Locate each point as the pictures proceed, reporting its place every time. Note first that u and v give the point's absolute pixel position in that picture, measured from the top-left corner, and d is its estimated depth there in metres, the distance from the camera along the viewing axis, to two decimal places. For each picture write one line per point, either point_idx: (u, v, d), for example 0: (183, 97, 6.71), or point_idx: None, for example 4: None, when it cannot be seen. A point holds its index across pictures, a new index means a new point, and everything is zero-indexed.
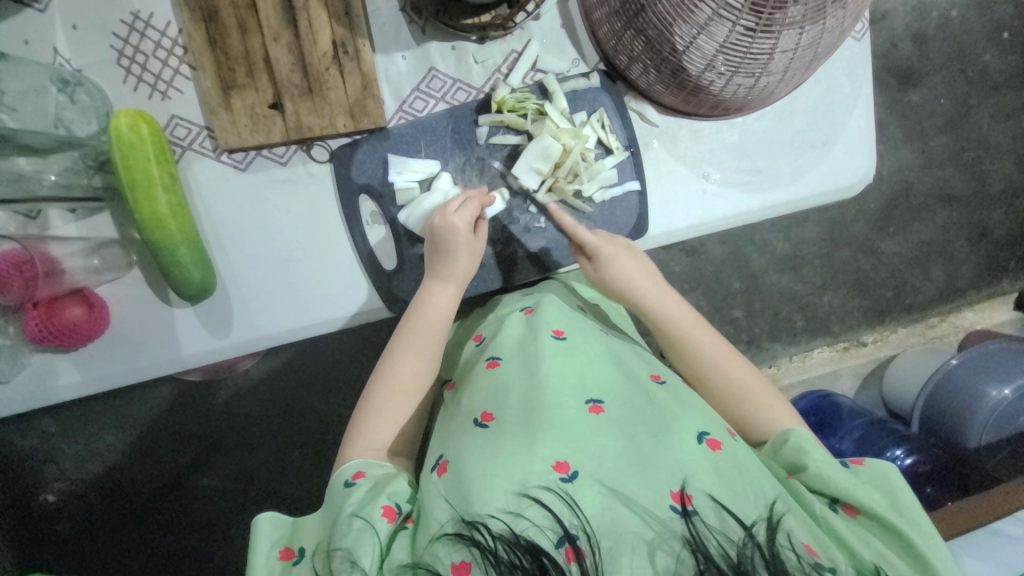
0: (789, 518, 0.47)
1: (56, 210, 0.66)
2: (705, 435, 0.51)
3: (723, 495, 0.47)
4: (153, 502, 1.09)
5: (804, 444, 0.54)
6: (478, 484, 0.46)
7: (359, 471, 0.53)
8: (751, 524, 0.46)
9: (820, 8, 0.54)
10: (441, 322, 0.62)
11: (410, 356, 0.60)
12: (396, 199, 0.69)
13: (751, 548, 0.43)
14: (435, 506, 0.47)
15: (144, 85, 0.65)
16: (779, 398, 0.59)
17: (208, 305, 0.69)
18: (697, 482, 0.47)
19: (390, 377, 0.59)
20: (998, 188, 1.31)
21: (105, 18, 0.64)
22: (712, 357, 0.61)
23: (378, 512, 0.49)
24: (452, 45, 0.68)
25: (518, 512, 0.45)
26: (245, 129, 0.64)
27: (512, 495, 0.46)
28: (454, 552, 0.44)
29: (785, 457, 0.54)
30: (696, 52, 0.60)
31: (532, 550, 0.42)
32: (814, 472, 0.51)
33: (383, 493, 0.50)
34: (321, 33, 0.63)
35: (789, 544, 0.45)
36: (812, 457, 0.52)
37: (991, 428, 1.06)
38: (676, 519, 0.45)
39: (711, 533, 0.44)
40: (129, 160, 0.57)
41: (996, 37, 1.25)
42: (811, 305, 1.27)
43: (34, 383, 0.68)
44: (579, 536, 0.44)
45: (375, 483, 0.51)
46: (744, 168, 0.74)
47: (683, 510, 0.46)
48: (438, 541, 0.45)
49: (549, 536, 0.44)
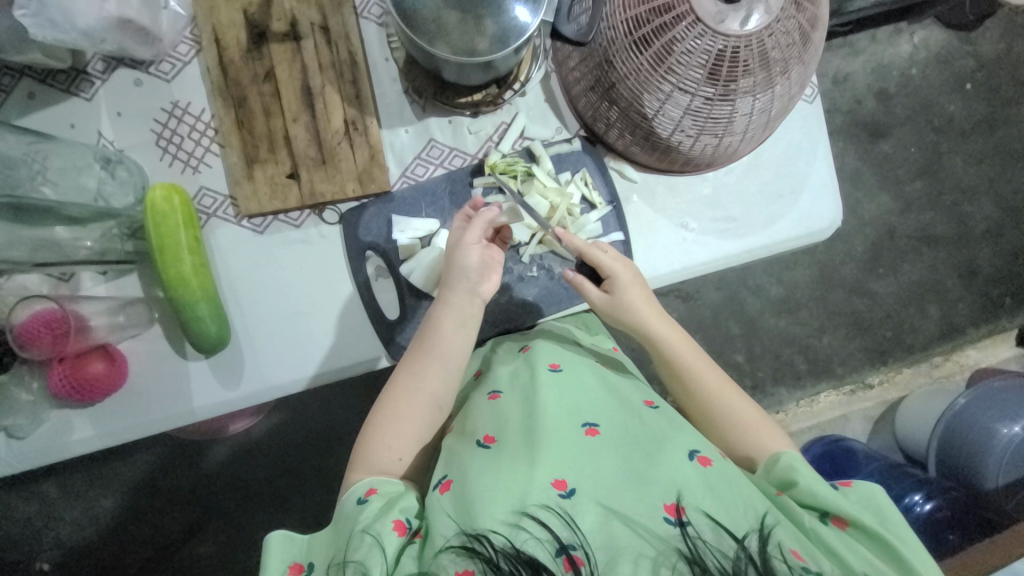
0: (778, 528, 0.49)
1: (88, 273, 0.72)
2: (697, 452, 0.54)
3: (715, 509, 0.49)
4: (147, 569, 1.07)
5: (795, 462, 0.56)
6: (480, 501, 0.48)
7: (372, 488, 0.54)
8: (743, 536, 0.48)
9: (767, 78, 0.64)
10: (452, 353, 0.62)
11: (426, 374, 0.61)
12: (399, 254, 0.75)
13: (744, 559, 0.46)
14: (440, 521, 0.49)
15: (177, 161, 0.73)
16: (777, 428, 0.62)
17: (220, 358, 0.73)
18: (693, 499, 0.49)
19: (402, 397, 0.60)
20: (981, 229, 1.37)
21: (147, 106, 0.73)
22: (698, 379, 0.64)
23: (389, 527, 0.49)
24: (449, 119, 0.77)
25: (517, 525, 0.47)
26: (265, 196, 0.72)
27: (512, 511, 0.48)
28: (458, 562, 0.46)
29: (776, 474, 0.56)
30: (664, 117, 0.68)
31: (531, 563, 0.45)
32: (804, 487, 0.53)
33: (394, 509, 0.51)
34: (335, 113, 0.73)
35: (779, 554, 0.47)
36: (801, 474, 0.54)
37: (1006, 469, 1.06)
38: (671, 532, 0.47)
39: (705, 546, 0.47)
40: (161, 227, 0.64)
41: (957, 91, 1.37)
42: (811, 347, 1.30)
43: (50, 438, 0.70)
44: (575, 547, 0.46)
45: (387, 500, 0.52)
46: (720, 217, 0.80)
47: (677, 521, 0.48)
48: (442, 553, 0.47)
49: (547, 548, 0.46)
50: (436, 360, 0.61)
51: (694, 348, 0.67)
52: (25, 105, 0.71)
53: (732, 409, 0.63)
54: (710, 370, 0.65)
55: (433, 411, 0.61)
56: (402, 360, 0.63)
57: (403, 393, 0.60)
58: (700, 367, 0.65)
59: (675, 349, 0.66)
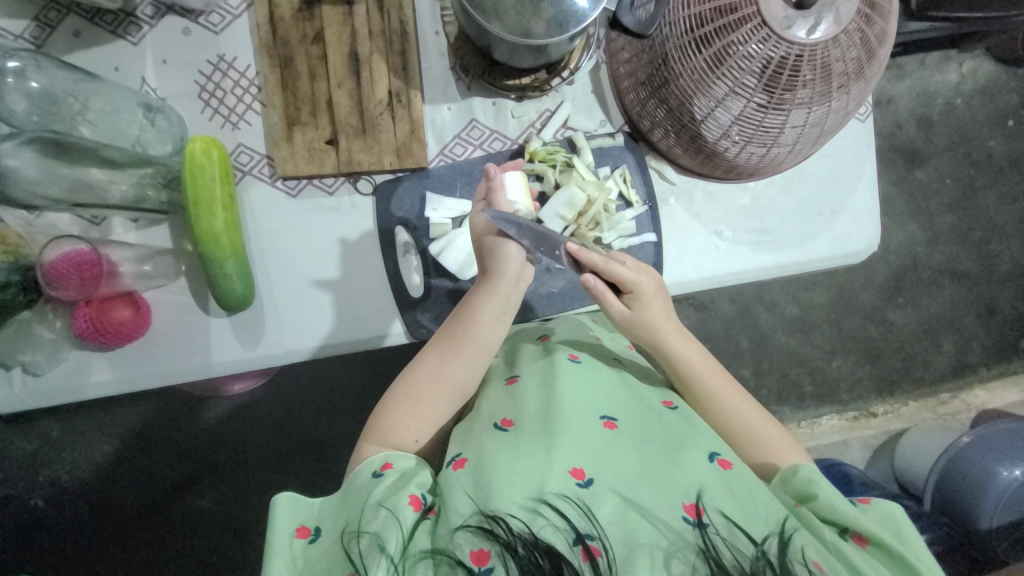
0: (799, 536, 0.49)
1: (120, 220, 0.72)
2: (716, 454, 0.53)
3: (733, 511, 0.49)
4: (142, 516, 1.09)
5: (813, 475, 0.55)
6: (498, 481, 0.48)
7: (387, 462, 0.54)
8: (762, 540, 0.47)
9: (826, 92, 0.62)
10: (486, 340, 0.61)
11: (450, 359, 0.60)
12: (429, 232, 0.75)
13: (763, 561, 0.45)
14: (457, 500, 0.49)
15: (218, 116, 0.73)
16: (792, 440, 0.62)
17: (242, 316, 0.73)
18: (711, 498, 0.49)
19: (423, 380, 0.60)
20: (1006, 269, 1.35)
21: (193, 57, 0.72)
22: (709, 387, 0.63)
23: (405, 501, 0.49)
24: (493, 101, 0.76)
25: (534, 510, 0.47)
26: (302, 160, 0.71)
27: (530, 495, 0.48)
28: (473, 541, 0.45)
29: (795, 485, 0.55)
30: (713, 121, 0.67)
31: (550, 551, 0.44)
32: (825, 502, 0.53)
33: (410, 484, 0.51)
34: (380, 83, 0.72)
35: (800, 559, 0.46)
36: (822, 488, 0.54)
37: (1002, 510, 1.04)
38: (689, 529, 0.47)
39: (724, 545, 0.46)
40: (197, 180, 0.63)
41: (1001, 126, 1.33)
42: (819, 370, 1.29)
43: (67, 377, 0.71)
44: (592, 537, 0.46)
45: (401, 475, 0.53)
46: (755, 229, 0.78)
47: (695, 521, 0.47)
48: (458, 531, 0.46)
49: (564, 536, 0.46)
50: (460, 347, 0.61)
51: (704, 355, 0.65)
52: (70, 42, 0.71)
53: (747, 419, 0.62)
54: (722, 378, 0.64)
55: (456, 395, 0.60)
56: (431, 340, 0.63)
57: (427, 375, 0.60)
58: (711, 375, 0.63)
59: (685, 358, 0.64)
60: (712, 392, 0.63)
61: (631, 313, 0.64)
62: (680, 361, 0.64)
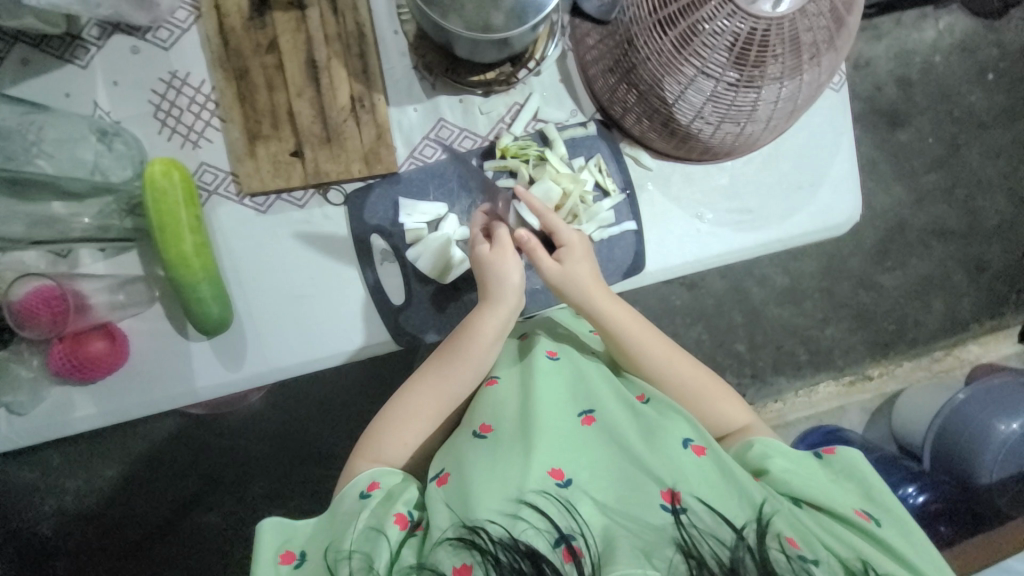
0: (776, 517, 0.49)
1: (86, 250, 0.70)
2: (691, 441, 0.54)
3: (711, 498, 0.49)
4: (148, 540, 1.09)
5: (768, 450, 0.56)
6: (477, 490, 0.48)
7: (374, 483, 0.54)
8: (741, 525, 0.48)
9: (797, 65, 0.61)
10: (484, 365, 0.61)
11: (449, 380, 0.60)
12: (405, 238, 0.73)
13: (742, 548, 0.45)
14: (438, 513, 0.48)
15: (177, 135, 0.71)
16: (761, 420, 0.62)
17: (223, 338, 0.72)
18: (687, 486, 0.50)
19: (421, 400, 0.59)
20: (992, 224, 1.35)
21: (145, 76, 0.70)
22: (671, 372, 0.62)
23: (390, 519, 0.50)
24: (459, 98, 0.74)
25: (515, 515, 0.47)
26: (267, 174, 0.69)
27: (510, 501, 0.48)
28: (456, 556, 0.45)
29: (750, 461, 0.56)
30: (685, 103, 0.65)
31: (530, 554, 0.44)
32: (777, 476, 0.54)
33: (396, 502, 0.51)
34: (341, 89, 0.69)
35: (778, 543, 0.46)
36: (775, 461, 0.55)
37: (1001, 464, 1.03)
38: (669, 520, 0.47)
39: (699, 533, 0.46)
40: (161, 207, 0.61)
41: (980, 80, 1.32)
42: (814, 339, 1.29)
43: (51, 414, 0.70)
44: (574, 537, 0.46)
45: (388, 494, 0.53)
46: (736, 208, 0.77)
47: (672, 508, 0.48)
48: (440, 545, 0.46)
49: (546, 537, 0.46)
50: (459, 371, 0.60)
51: (659, 334, 0.63)
52: (17, 71, 0.68)
53: (714, 403, 0.62)
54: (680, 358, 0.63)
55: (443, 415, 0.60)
56: (431, 356, 0.62)
57: (425, 395, 0.60)
58: (670, 360, 0.62)
59: (639, 342, 0.62)
60: (676, 377, 0.62)
61: (562, 269, 0.61)
62: (637, 356, 0.61)
